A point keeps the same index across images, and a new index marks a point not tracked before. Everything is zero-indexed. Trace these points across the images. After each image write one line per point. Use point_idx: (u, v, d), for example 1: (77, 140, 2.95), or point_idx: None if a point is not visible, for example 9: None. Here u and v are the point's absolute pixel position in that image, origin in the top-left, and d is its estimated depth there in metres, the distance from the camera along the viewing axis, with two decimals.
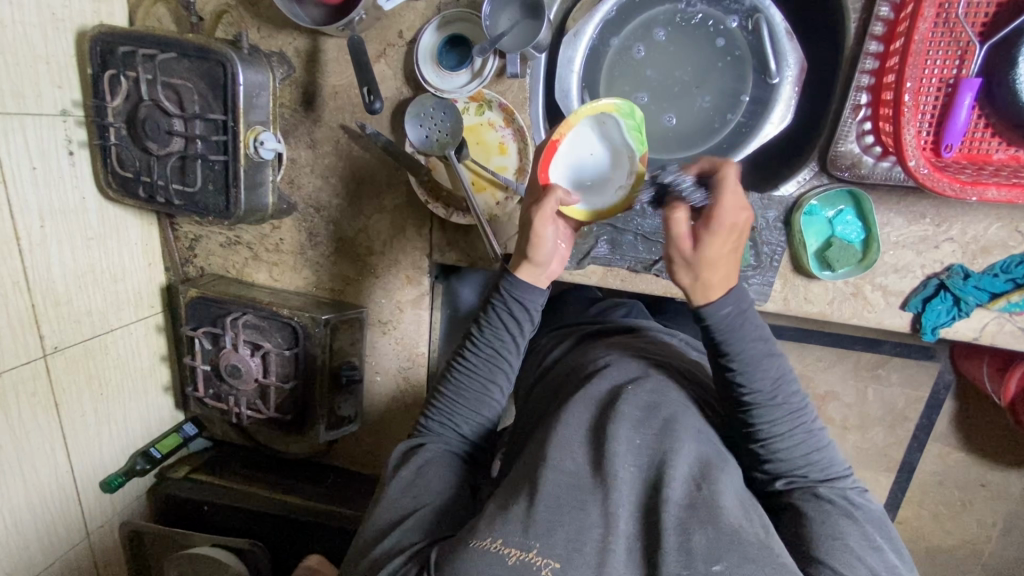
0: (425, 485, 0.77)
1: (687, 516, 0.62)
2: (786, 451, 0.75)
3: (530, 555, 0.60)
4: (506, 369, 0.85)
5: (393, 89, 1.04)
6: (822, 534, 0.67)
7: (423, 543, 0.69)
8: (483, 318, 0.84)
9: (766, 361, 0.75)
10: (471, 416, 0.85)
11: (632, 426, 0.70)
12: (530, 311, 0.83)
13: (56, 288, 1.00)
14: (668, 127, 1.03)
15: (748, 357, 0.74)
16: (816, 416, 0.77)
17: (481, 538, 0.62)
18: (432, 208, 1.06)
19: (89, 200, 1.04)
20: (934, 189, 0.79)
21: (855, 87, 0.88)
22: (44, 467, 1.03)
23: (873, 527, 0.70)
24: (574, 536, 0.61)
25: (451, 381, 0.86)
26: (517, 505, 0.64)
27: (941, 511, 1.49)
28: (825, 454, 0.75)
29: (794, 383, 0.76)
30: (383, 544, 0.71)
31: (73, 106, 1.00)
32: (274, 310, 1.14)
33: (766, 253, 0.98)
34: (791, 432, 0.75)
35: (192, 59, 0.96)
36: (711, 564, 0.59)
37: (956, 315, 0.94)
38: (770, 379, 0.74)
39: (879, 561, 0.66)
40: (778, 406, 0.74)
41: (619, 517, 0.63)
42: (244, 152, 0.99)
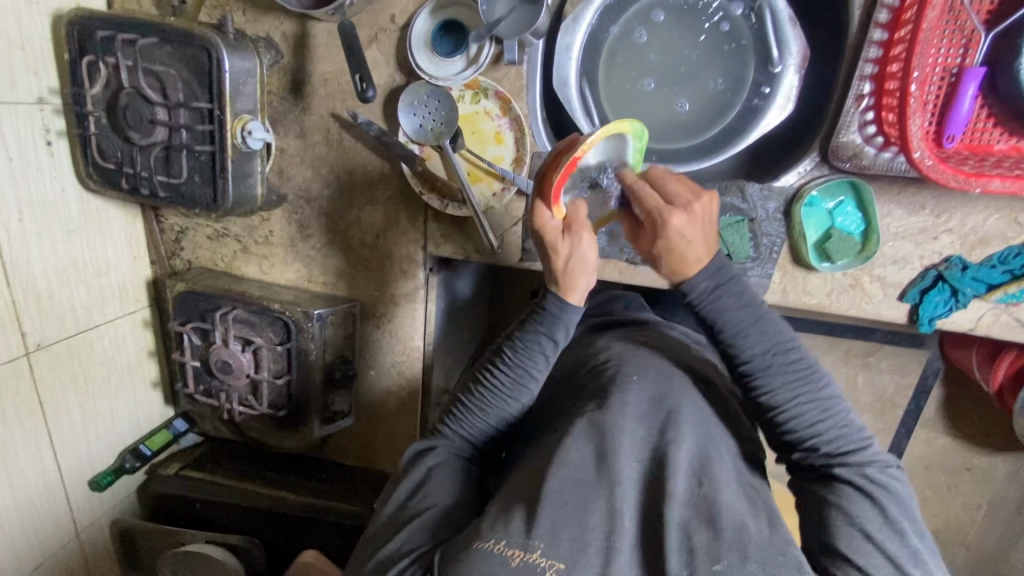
0: (433, 487, 0.77)
1: (689, 516, 0.63)
2: (791, 421, 0.76)
3: (533, 556, 0.59)
4: (533, 386, 0.83)
5: (386, 76, 1.00)
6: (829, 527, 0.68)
7: (426, 546, 0.68)
8: (516, 334, 0.82)
9: (757, 327, 0.76)
10: (489, 427, 0.84)
11: (634, 421, 0.71)
12: (567, 332, 0.80)
13: (38, 284, 0.97)
14: (681, 113, 1.00)
15: (735, 324, 0.76)
16: (826, 384, 0.76)
17: (486, 539, 0.61)
18: (427, 199, 1.03)
19: (69, 192, 1.00)
20: (939, 181, 0.78)
21: (858, 76, 0.87)
22: (30, 467, 1.00)
23: (896, 508, 0.70)
24: (577, 536, 0.61)
25: (474, 390, 0.84)
26: (519, 507, 0.64)
27: (928, 495, 1.51)
28: (837, 420, 0.75)
29: (793, 348, 0.77)
30: (388, 547, 0.71)
31: (49, 94, 0.95)
32: (265, 304, 1.11)
33: (766, 245, 0.97)
34: (793, 401, 0.75)
35: (174, 45, 0.92)
36: (711, 563, 0.59)
37: (953, 306, 0.94)
38: (761, 347, 0.76)
39: (897, 544, 0.67)
40: (774, 374, 0.76)
41: (622, 516, 0.63)
42: (231, 142, 0.96)
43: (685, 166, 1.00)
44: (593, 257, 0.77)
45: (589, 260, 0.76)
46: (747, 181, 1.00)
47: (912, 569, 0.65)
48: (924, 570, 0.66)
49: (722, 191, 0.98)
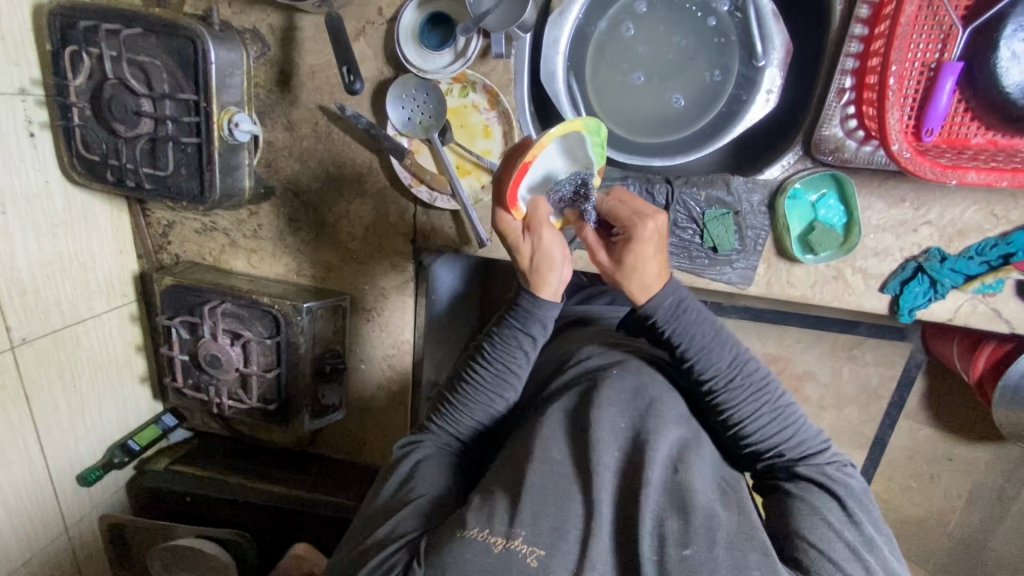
0: (420, 479, 0.78)
1: (665, 506, 0.64)
2: (756, 430, 0.77)
3: (513, 543, 0.60)
4: (514, 380, 0.84)
5: (374, 69, 1.00)
6: (804, 512, 0.70)
7: (416, 532, 0.69)
8: (495, 332, 0.83)
9: (713, 342, 0.78)
10: (476, 422, 0.85)
11: (616, 411, 0.72)
12: (545, 326, 0.81)
13: (22, 277, 0.96)
14: (678, 108, 1.01)
15: (692, 341, 0.78)
16: (784, 393, 0.79)
17: (470, 527, 0.62)
18: (416, 191, 1.04)
19: (53, 184, 0.99)
20: (917, 173, 0.80)
21: (840, 70, 0.88)
22: (17, 462, 1.00)
23: (853, 503, 0.72)
24: (558, 526, 0.62)
25: (457, 389, 0.85)
26: (500, 499, 0.65)
27: (910, 484, 1.55)
28: (793, 428, 0.77)
29: (747, 362, 0.79)
30: (379, 532, 0.71)
31: (32, 85, 0.94)
32: (254, 297, 1.11)
33: (750, 237, 0.99)
34: (757, 412, 0.77)
35: (160, 36, 0.92)
36: (682, 548, 0.60)
37: (932, 296, 0.96)
38: (721, 362, 0.78)
39: (854, 532, 0.69)
40: (730, 388, 0.78)
41: (603, 506, 0.64)
42: (218, 134, 0.95)
43: (671, 161, 1.00)
44: (558, 251, 0.79)
45: (553, 255, 0.78)
46: (732, 174, 1.01)
47: (870, 559, 0.66)
48: (881, 558, 0.68)
49: (708, 183, 0.99)
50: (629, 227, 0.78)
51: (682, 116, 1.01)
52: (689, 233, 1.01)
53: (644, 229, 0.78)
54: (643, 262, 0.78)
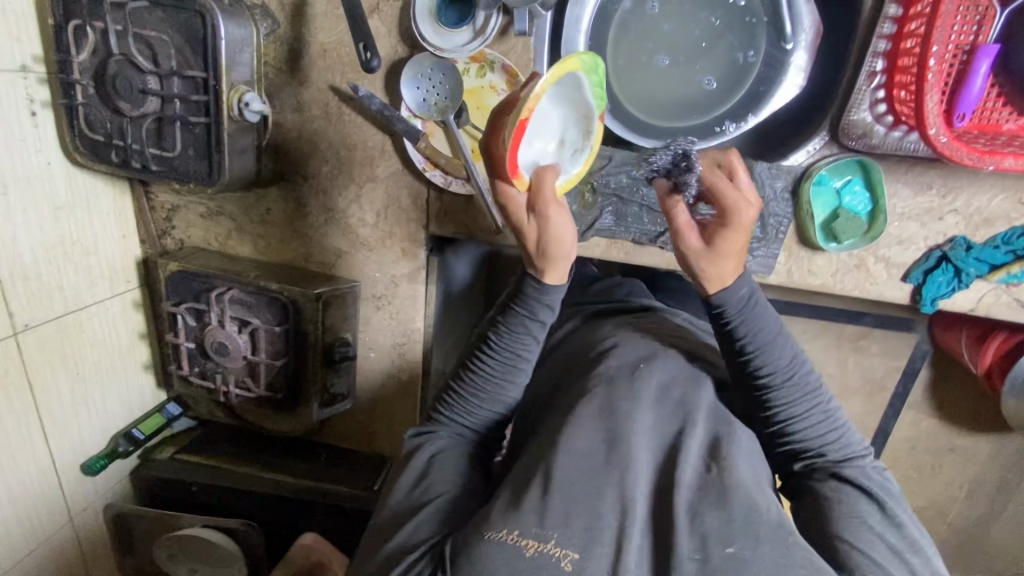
0: (437, 476, 0.76)
1: (699, 500, 0.63)
2: (807, 426, 0.76)
3: (548, 545, 0.59)
4: (524, 368, 0.82)
5: (388, 47, 0.97)
6: (842, 513, 0.69)
7: (437, 536, 0.67)
8: (501, 321, 0.81)
9: (774, 339, 0.77)
10: (486, 413, 0.83)
11: (647, 409, 0.70)
12: (553, 310, 0.80)
13: (24, 261, 0.93)
14: (709, 91, 0.98)
15: (756, 336, 0.76)
16: (832, 397, 0.79)
17: (496, 529, 0.60)
18: (429, 175, 1.02)
19: (55, 165, 0.96)
20: (953, 158, 0.78)
21: (871, 53, 0.86)
22: (20, 452, 0.97)
23: (897, 506, 0.72)
24: (589, 524, 0.61)
25: (465, 378, 0.83)
26: (530, 492, 0.63)
27: (913, 474, 1.55)
28: (841, 432, 0.77)
29: (804, 361, 0.78)
30: (394, 540, 0.69)
31: (33, 61, 0.90)
32: (262, 284, 1.09)
33: (772, 225, 0.97)
34: (810, 410, 0.76)
35: (167, 10, 0.88)
36: (723, 547, 0.59)
37: (955, 287, 0.94)
38: (781, 359, 0.76)
39: (897, 536, 0.68)
40: (789, 384, 0.76)
41: (636, 501, 0.63)
42: (227, 113, 0.92)
43: (696, 144, 0.98)
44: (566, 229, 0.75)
45: (562, 234, 0.74)
46: (755, 161, 0.99)
47: (914, 561, 0.66)
48: (923, 560, 0.67)
49: None
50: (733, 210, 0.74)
51: (710, 98, 0.99)
52: None
53: (746, 218, 0.73)
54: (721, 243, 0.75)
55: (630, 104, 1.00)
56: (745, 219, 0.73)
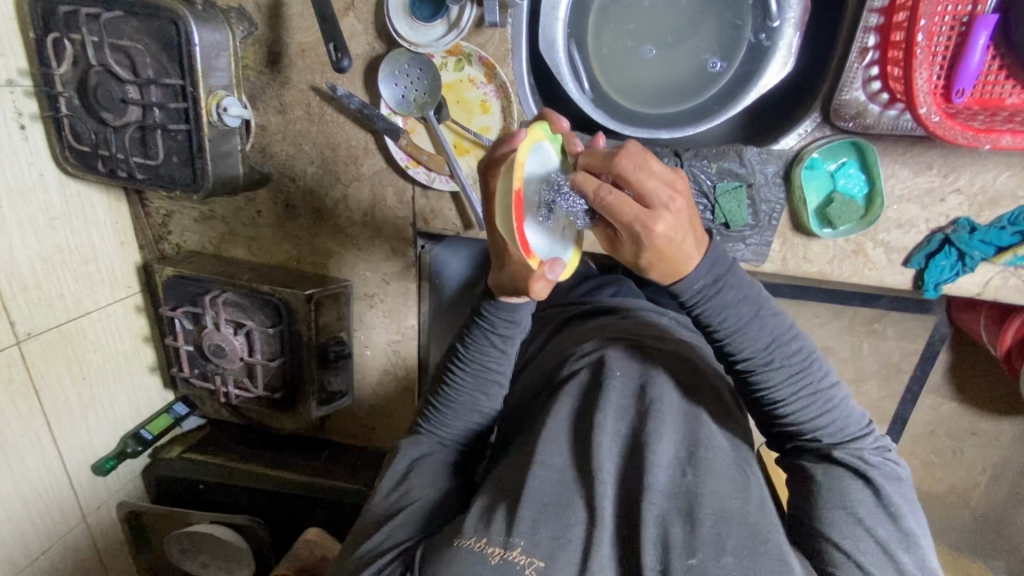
0: (415, 481, 0.78)
1: (670, 508, 0.63)
2: (799, 412, 0.71)
3: (512, 554, 0.60)
4: (496, 377, 0.84)
5: (364, 45, 0.96)
6: (826, 499, 0.69)
7: (412, 540, 0.70)
8: (468, 334, 0.83)
9: (754, 324, 0.69)
10: (465, 421, 0.85)
11: (613, 416, 0.71)
12: (517, 322, 0.81)
13: (23, 274, 0.96)
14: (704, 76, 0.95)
15: (731, 324, 0.69)
16: (828, 372, 0.72)
17: (465, 537, 0.63)
18: (412, 173, 1.01)
19: (48, 177, 0.98)
20: (946, 138, 0.75)
21: (862, 28, 0.81)
22: (30, 456, 1.01)
23: (888, 485, 0.69)
24: (558, 533, 0.62)
25: (439, 391, 0.86)
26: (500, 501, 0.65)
27: (932, 459, 1.50)
28: (837, 412, 0.71)
29: (793, 339, 0.71)
30: (369, 542, 0.72)
31: (19, 75, 0.91)
32: (255, 286, 1.10)
33: (764, 212, 0.94)
34: (799, 395, 0.71)
35: (142, 18, 0.88)
36: (687, 557, 0.60)
37: (960, 270, 0.90)
38: (761, 343, 0.70)
39: (883, 521, 0.67)
40: (774, 369, 0.70)
41: (605, 510, 0.64)
42: (207, 119, 0.93)
43: (680, 132, 0.95)
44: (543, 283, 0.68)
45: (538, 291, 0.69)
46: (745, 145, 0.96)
47: (898, 553, 0.65)
48: (917, 555, 0.67)
49: (719, 155, 0.94)
50: (648, 229, 0.59)
51: (698, 83, 0.95)
52: (699, 208, 0.96)
53: (657, 231, 0.59)
54: (674, 250, 0.62)
55: (613, 92, 0.97)
56: (660, 232, 0.59)
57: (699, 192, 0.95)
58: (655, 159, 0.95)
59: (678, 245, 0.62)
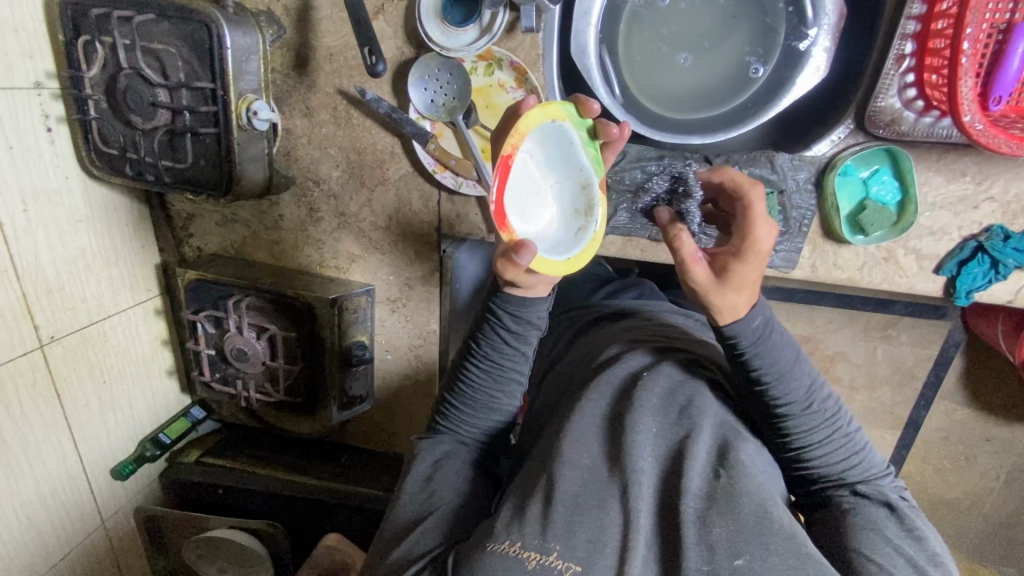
0: (439, 484, 0.77)
1: (705, 509, 0.62)
2: (827, 456, 0.72)
3: (549, 559, 0.59)
4: (513, 375, 0.83)
5: (394, 49, 0.95)
6: (860, 523, 0.67)
7: (440, 548, 0.68)
8: (482, 332, 0.82)
9: (792, 370, 0.71)
10: (482, 419, 0.84)
11: (651, 414, 0.70)
12: (532, 320, 0.80)
13: (46, 275, 0.95)
14: (734, 83, 0.95)
15: (773, 370, 0.70)
16: (850, 420, 0.74)
17: (498, 541, 0.61)
18: (439, 177, 1.00)
19: (73, 180, 0.97)
20: (990, 146, 0.74)
21: (899, 35, 0.81)
22: (51, 458, 1.00)
23: (912, 516, 0.70)
24: (594, 536, 0.61)
25: (455, 388, 0.85)
26: (534, 504, 0.64)
27: (944, 466, 1.49)
28: (860, 455, 0.72)
29: (822, 387, 0.73)
30: (400, 548, 0.70)
31: (47, 78, 0.91)
32: (278, 290, 1.10)
33: (795, 218, 0.93)
34: (830, 438, 0.72)
35: (173, 21, 0.88)
36: (733, 559, 0.58)
37: (993, 278, 0.90)
38: (799, 389, 0.71)
39: (918, 548, 0.66)
40: (809, 415, 0.71)
41: (639, 511, 0.62)
42: (237, 123, 0.92)
43: (712, 137, 0.94)
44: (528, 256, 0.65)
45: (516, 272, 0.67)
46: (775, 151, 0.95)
47: (932, 572, 0.64)
48: (945, 574, 0.65)
49: (750, 161, 0.93)
50: (755, 244, 0.67)
51: (728, 89, 0.95)
52: None
53: (760, 249, 0.67)
54: (754, 279, 0.68)
55: (643, 97, 0.97)
56: (764, 250, 0.68)
57: None
58: (685, 164, 0.94)
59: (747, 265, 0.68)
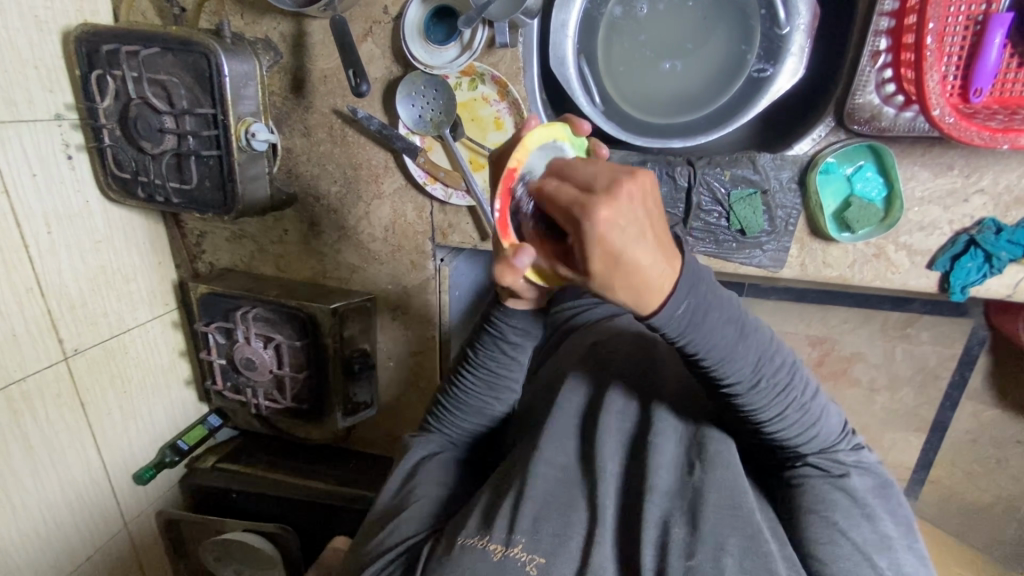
0: (424, 477, 0.81)
1: (673, 509, 0.66)
2: (778, 431, 0.67)
3: (513, 550, 0.64)
4: (507, 384, 0.84)
5: (382, 69, 1.00)
6: (809, 506, 0.67)
7: (421, 534, 0.74)
8: (480, 342, 0.83)
9: (738, 352, 0.62)
10: (473, 423, 0.86)
11: (617, 412, 0.75)
12: (529, 334, 0.81)
13: (71, 292, 1.02)
14: (712, 83, 0.96)
15: (713, 355, 0.62)
16: (810, 383, 0.68)
17: (469, 535, 0.66)
18: (430, 189, 1.04)
19: (93, 203, 1.05)
20: (962, 139, 0.74)
21: (873, 32, 0.81)
22: (76, 463, 1.07)
23: (869, 493, 0.68)
24: (559, 531, 0.66)
25: (449, 392, 0.87)
26: (506, 502, 0.68)
27: (975, 469, 1.44)
28: (817, 424, 0.67)
29: (777, 360, 0.65)
30: (381, 536, 0.76)
31: (66, 110, 0.98)
32: (282, 301, 1.15)
33: (780, 218, 0.94)
34: (783, 414, 0.66)
35: (177, 53, 0.95)
36: (687, 558, 0.61)
37: (988, 272, 0.88)
38: (746, 371, 0.63)
39: (868, 529, 0.65)
40: (759, 394, 0.64)
41: (605, 508, 0.67)
42: (237, 145, 0.99)
43: (694, 140, 0.96)
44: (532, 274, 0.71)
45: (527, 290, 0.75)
46: (758, 152, 0.96)
47: (879, 559, 0.64)
48: (892, 558, 0.65)
49: (731, 163, 0.94)
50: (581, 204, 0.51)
51: (708, 90, 0.97)
52: (714, 216, 0.96)
53: (593, 211, 0.51)
54: (620, 233, 0.51)
55: (624, 103, 0.99)
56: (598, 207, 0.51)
57: (713, 200, 0.95)
58: (668, 168, 0.96)
59: (625, 231, 0.52)
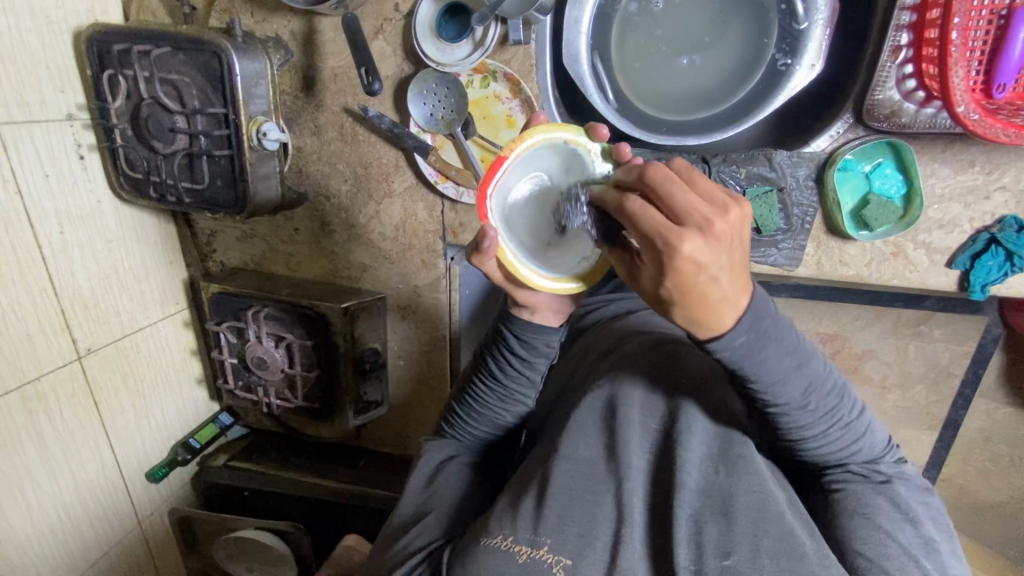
0: (442, 482, 0.81)
1: (702, 508, 0.65)
2: (822, 447, 0.68)
3: (540, 553, 0.63)
4: (518, 397, 0.84)
5: (394, 66, 0.99)
6: (852, 510, 0.67)
7: (440, 541, 0.72)
8: (494, 352, 0.84)
9: (789, 374, 0.63)
10: (484, 431, 0.86)
11: (640, 410, 0.73)
12: (542, 348, 0.81)
13: (84, 290, 1.02)
14: (728, 78, 0.95)
15: (765, 378, 0.63)
16: (856, 401, 0.69)
17: (492, 535, 0.65)
18: (442, 188, 1.03)
19: (104, 203, 1.05)
20: (986, 136, 0.73)
21: (894, 26, 0.80)
22: (90, 461, 1.08)
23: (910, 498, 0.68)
24: (585, 531, 0.65)
25: (462, 399, 0.87)
26: (527, 502, 0.68)
27: (987, 467, 1.42)
28: (860, 440, 0.69)
29: (827, 381, 0.66)
30: (400, 542, 0.75)
31: (78, 110, 0.98)
32: (294, 300, 1.15)
33: (797, 216, 0.92)
34: (828, 431, 0.67)
35: (188, 53, 0.94)
36: (721, 559, 0.61)
37: (1009, 270, 0.87)
38: (796, 393, 0.64)
39: (912, 534, 0.65)
40: (808, 413, 0.65)
41: (633, 505, 0.66)
42: (249, 144, 0.98)
43: (708, 137, 0.95)
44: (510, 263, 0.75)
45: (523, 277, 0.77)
46: (774, 149, 0.95)
47: (926, 562, 0.63)
48: (937, 561, 0.65)
49: (748, 160, 0.93)
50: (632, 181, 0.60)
51: (723, 86, 0.95)
52: None
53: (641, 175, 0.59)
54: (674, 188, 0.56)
55: (638, 100, 0.98)
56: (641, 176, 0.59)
57: None
58: None
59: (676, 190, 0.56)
